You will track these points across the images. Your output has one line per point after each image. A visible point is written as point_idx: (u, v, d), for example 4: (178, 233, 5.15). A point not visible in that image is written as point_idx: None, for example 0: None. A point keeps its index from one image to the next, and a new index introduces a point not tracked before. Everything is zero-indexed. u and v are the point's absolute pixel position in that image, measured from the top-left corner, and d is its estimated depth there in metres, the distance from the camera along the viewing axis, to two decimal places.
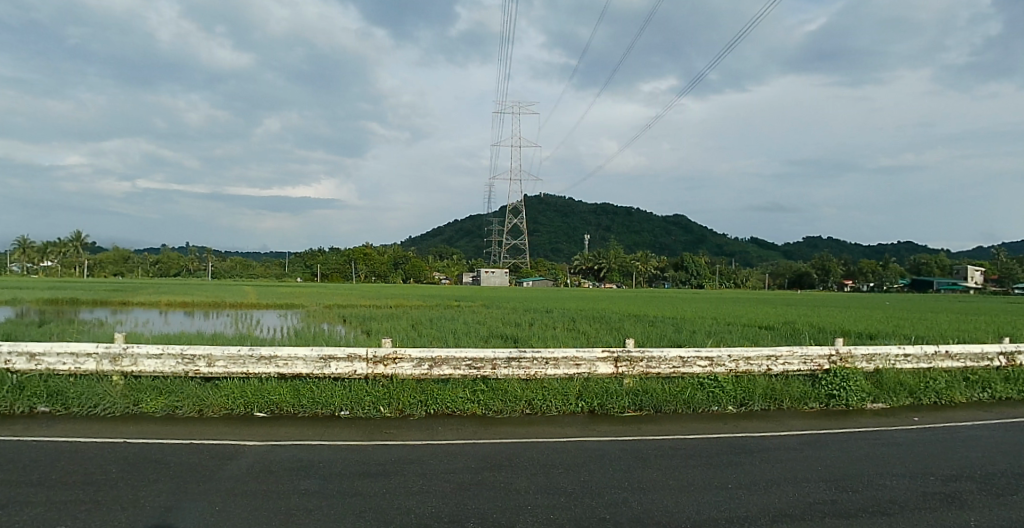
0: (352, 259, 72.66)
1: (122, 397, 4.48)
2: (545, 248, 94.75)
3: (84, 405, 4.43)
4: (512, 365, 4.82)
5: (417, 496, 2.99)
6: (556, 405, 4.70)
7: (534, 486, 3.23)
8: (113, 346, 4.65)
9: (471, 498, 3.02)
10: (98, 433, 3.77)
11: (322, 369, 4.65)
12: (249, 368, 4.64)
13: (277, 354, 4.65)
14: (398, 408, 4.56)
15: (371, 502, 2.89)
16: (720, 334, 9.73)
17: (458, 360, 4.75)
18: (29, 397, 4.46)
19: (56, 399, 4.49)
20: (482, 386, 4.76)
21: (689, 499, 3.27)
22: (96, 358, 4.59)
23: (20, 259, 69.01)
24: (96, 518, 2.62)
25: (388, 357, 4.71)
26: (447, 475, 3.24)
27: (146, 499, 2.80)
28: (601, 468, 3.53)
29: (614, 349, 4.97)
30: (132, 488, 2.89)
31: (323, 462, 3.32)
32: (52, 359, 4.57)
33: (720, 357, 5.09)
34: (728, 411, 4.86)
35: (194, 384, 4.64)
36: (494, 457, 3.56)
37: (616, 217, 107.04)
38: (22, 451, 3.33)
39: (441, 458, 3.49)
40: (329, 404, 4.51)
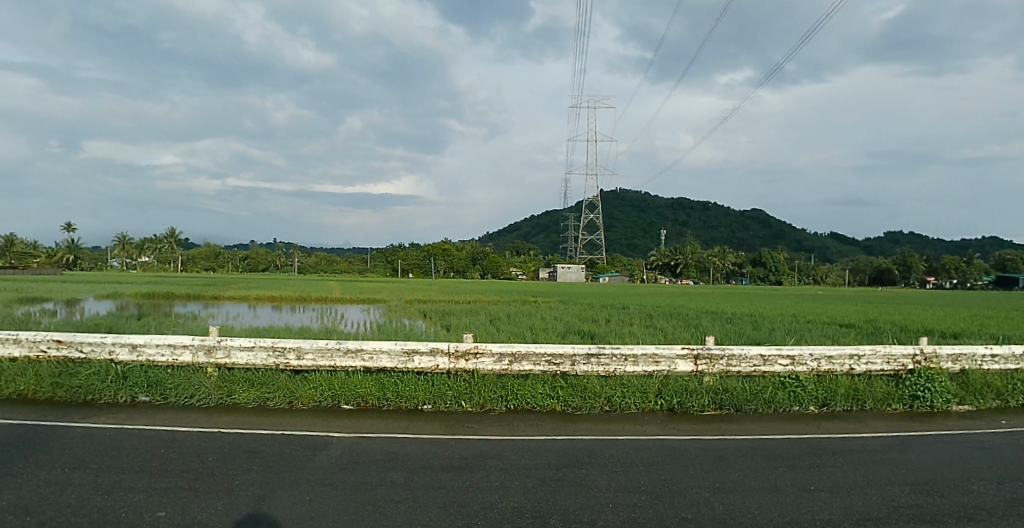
0: (431, 255, 74.47)
1: (216, 388, 4.65)
2: (620, 244, 95.26)
3: (181, 395, 4.62)
4: (591, 362, 4.80)
5: (499, 490, 3.00)
6: (635, 403, 4.65)
7: (614, 484, 3.20)
8: (208, 338, 4.85)
9: (553, 494, 3.02)
10: (194, 422, 3.94)
11: (406, 363, 4.73)
12: (337, 361, 4.74)
13: (363, 348, 4.75)
14: (479, 403, 4.61)
15: (456, 495, 2.93)
16: (804, 333, 9.28)
17: (538, 356, 4.76)
18: (131, 387, 4.69)
19: (155, 390, 4.69)
20: (561, 383, 4.75)
21: (782, 502, 3.20)
22: (192, 350, 4.78)
23: (120, 255, 74.44)
24: (207, 502, 2.76)
25: (469, 351, 4.75)
26: (528, 471, 3.25)
27: (254, 484, 2.92)
28: (682, 468, 3.47)
29: (694, 347, 4.89)
30: (227, 477, 2.99)
31: (409, 455, 3.37)
32: (152, 350, 4.79)
33: (801, 356, 4.95)
34: (810, 412, 4.73)
35: (283, 376, 4.78)
36: (575, 454, 3.55)
37: (693, 213, 104.34)
38: (124, 439, 3.50)
39: (522, 454, 3.49)
40: (412, 398, 4.59)
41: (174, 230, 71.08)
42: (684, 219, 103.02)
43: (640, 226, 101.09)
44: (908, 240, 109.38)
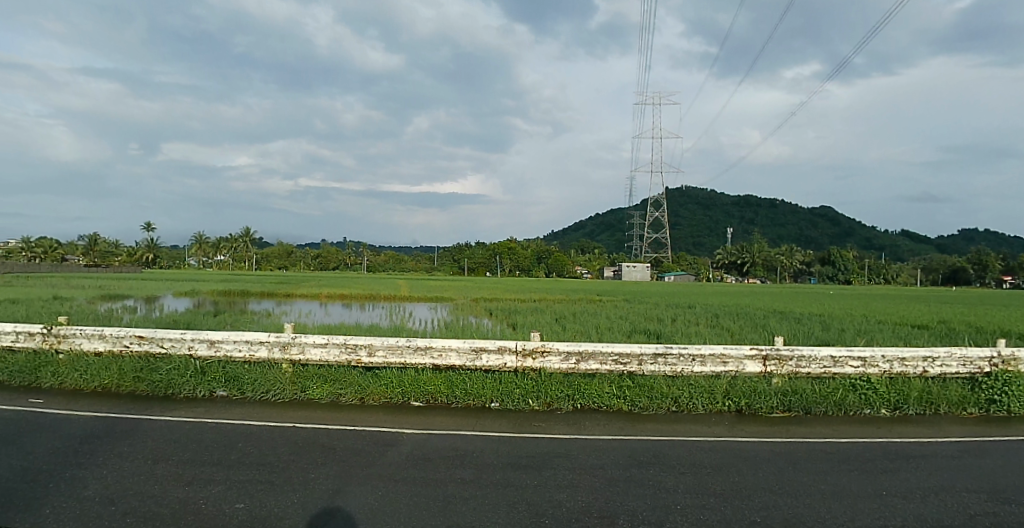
0: (496, 253, 76.96)
1: (291, 384, 4.87)
2: (687, 243, 96.27)
3: (257, 390, 4.87)
4: (659, 362, 4.77)
5: (566, 490, 3.00)
6: (703, 404, 4.66)
7: (682, 485, 3.17)
8: (283, 335, 5.01)
9: (621, 494, 3.00)
10: (268, 416, 4.08)
11: (474, 361, 4.81)
12: (407, 359, 4.84)
13: (432, 345, 4.83)
14: (546, 401, 4.68)
15: (524, 493, 2.94)
16: (876, 335, 9.07)
17: (605, 355, 4.75)
18: (209, 381, 4.96)
19: (232, 385, 4.95)
20: (626, 382, 4.76)
21: (861, 506, 3.12)
22: (268, 346, 4.97)
23: (196, 253, 78.12)
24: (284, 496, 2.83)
25: (537, 350, 4.79)
26: (596, 470, 3.24)
27: (332, 477, 3.01)
28: (750, 470, 3.42)
29: (761, 347, 4.81)
30: (300, 470, 3.08)
31: (476, 452, 3.40)
32: (229, 346, 5.02)
33: (873, 357, 4.80)
34: (881, 415, 4.65)
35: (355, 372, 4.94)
36: (641, 454, 3.52)
37: (760, 209, 102.46)
38: (205, 433, 3.66)
39: (589, 453, 3.49)
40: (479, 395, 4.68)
41: (250, 231, 74.01)
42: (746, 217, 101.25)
43: (704, 225, 100.44)
44: (985, 237, 105.36)
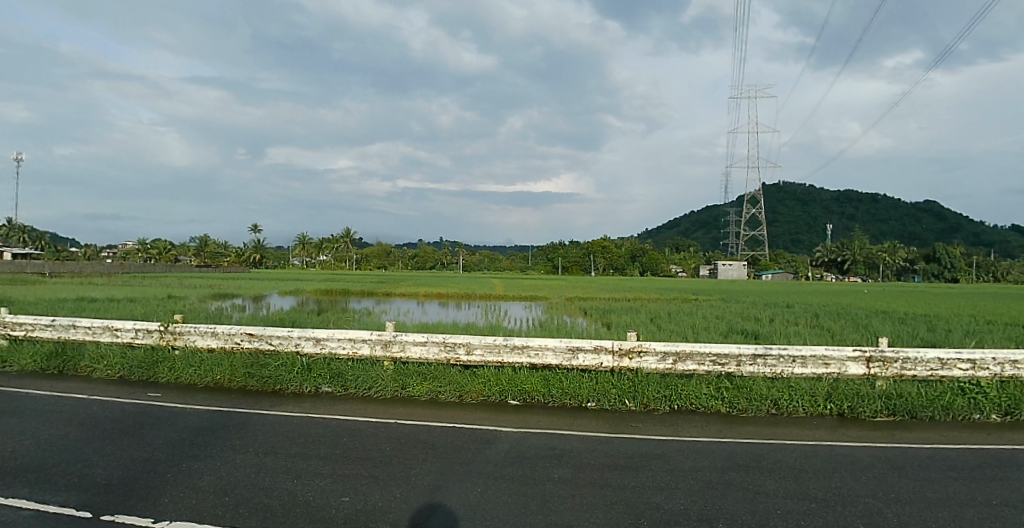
0: (588, 252, 104.11)
1: (390, 380, 7.65)
2: (783, 241, 112.34)
3: (356, 383, 7.72)
4: (756, 362, 7.08)
5: (664, 494, 3.70)
6: (811, 405, 6.88)
7: (785, 491, 3.71)
8: (383, 334, 7.84)
9: (719, 497, 3.68)
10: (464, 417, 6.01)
11: (569, 360, 7.30)
12: (502, 357, 7.48)
13: (527, 346, 7.38)
14: (643, 400, 7.08)
15: (622, 495, 3.71)
16: (985, 335, 10.30)
17: (700, 355, 7.12)
18: (315, 378, 7.91)
19: (335, 380, 7.85)
20: (728, 381, 7.10)
21: (934, 502, 3.49)
22: (369, 346, 7.84)
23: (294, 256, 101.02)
24: (388, 490, 3.89)
25: (631, 352, 7.21)
26: (696, 473, 4.07)
27: (429, 475, 4.13)
28: (851, 476, 3.90)
29: (867, 349, 6.96)
30: (400, 467, 4.24)
31: (573, 453, 4.48)
32: (332, 345, 7.99)
33: (979, 362, 6.84)
34: (987, 417, 6.65)
35: (454, 369, 7.70)
36: (743, 458, 4.33)
37: (858, 207, 114.90)
38: (353, 434, 5.18)
39: (691, 457, 4.39)
40: (579, 396, 7.15)
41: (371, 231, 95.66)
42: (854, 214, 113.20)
43: (802, 222, 115.13)
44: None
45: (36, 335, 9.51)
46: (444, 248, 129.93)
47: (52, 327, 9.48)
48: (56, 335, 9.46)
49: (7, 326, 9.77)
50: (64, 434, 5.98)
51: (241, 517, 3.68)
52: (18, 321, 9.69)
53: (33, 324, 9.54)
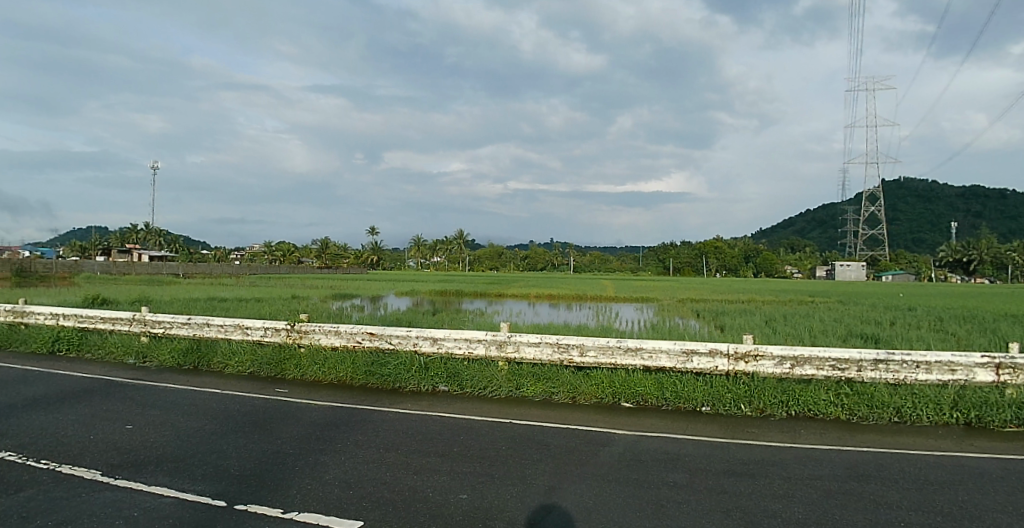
0: (703, 253, 111.83)
1: (506, 383, 9.01)
2: (905, 240, 106.52)
3: (471, 386, 9.15)
4: (878, 368, 7.58)
5: (782, 503, 4.59)
6: (935, 416, 7.34)
7: (908, 503, 4.36)
8: (500, 334, 9.25)
9: (837, 504, 4.48)
10: (609, 423, 7.68)
11: (681, 362, 8.38)
12: (616, 358, 8.70)
13: (642, 348, 8.59)
14: (759, 408, 7.80)
15: (739, 504, 4.66)
16: None
17: (818, 361, 7.75)
18: (430, 380, 9.36)
19: (449, 382, 9.30)
20: (847, 387, 7.69)
21: (1011, 488, 4.57)
22: (485, 344, 9.27)
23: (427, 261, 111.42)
24: (502, 489, 5.11)
25: (749, 354, 8.02)
26: (816, 482, 4.95)
27: (553, 474, 5.59)
28: (979, 492, 4.50)
29: (995, 356, 7.33)
30: (518, 475, 5.49)
31: (680, 471, 5.79)
32: (448, 343, 9.46)
33: None
34: None
35: (565, 369, 9.01)
36: (860, 468, 5.13)
37: (989, 201, 105.53)
38: (493, 441, 6.61)
39: (809, 466, 5.38)
40: (693, 400, 8.11)
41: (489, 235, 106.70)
42: (980, 210, 104.72)
43: (927, 220, 108.52)
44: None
45: (174, 332, 11.20)
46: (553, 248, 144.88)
47: (189, 326, 11.11)
48: (192, 333, 11.05)
49: (149, 324, 11.50)
50: (194, 426, 6.98)
51: (364, 510, 4.64)
52: (158, 321, 11.39)
53: (172, 323, 11.24)
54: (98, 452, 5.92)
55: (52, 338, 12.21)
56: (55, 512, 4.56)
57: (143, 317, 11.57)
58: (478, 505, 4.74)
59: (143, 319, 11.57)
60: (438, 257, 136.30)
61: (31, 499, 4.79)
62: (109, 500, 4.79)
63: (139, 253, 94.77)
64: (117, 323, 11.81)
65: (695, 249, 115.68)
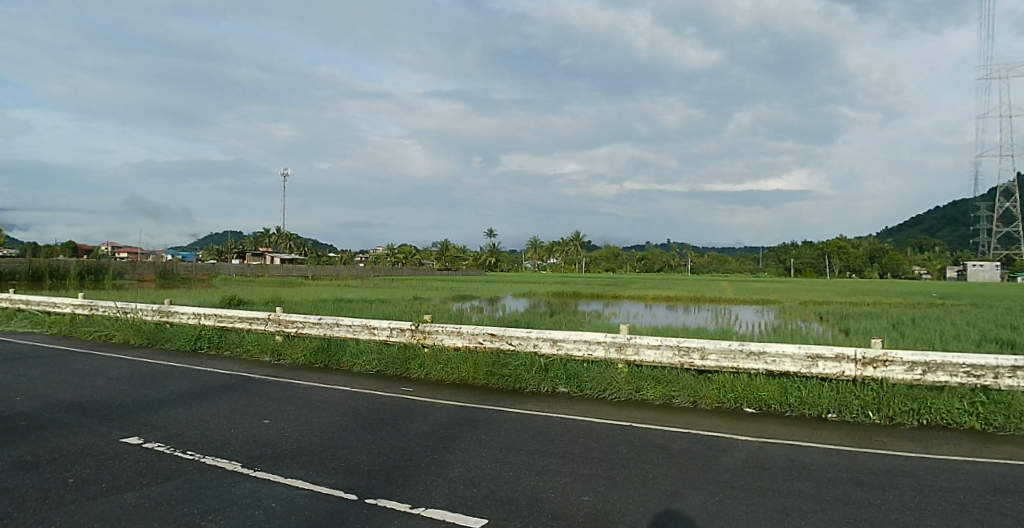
0: (826, 253, 104.16)
1: (625, 387, 9.26)
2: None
3: (592, 389, 9.47)
4: (1014, 375, 7.28)
5: (907, 515, 4.52)
6: None
7: None
8: (619, 337, 9.50)
9: (968, 516, 4.37)
10: (730, 428, 7.78)
11: (806, 366, 8.18)
12: (738, 362, 8.65)
13: (765, 353, 8.47)
14: (887, 416, 7.60)
15: (863, 516, 4.60)
16: None
17: (949, 368, 7.49)
18: (550, 381, 9.77)
19: (567, 384, 9.68)
20: (983, 395, 7.40)
21: None
22: (606, 345, 9.55)
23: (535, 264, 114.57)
24: (623, 493, 5.45)
25: (876, 360, 7.81)
26: (945, 493, 4.81)
27: (675, 479, 5.91)
28: None
29: None
30: (635, 483, 5.72)
31: (797, 483, 5.73)
32: (569, 345, 9.83)
33: None
34: None
35: (686, 373, 9.10)
36: (998, 482, 4.89)
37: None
38: (611, 447, 6.98)
39: (939, 476, 5.19)
40: (818, 406, 7.93)
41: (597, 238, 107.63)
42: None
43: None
44: None
45: (307, 332, 12.52)
46: (668, 250, 142.23)
47: (320, 326, 12.37)
48: (323, 333, 12.30)
49: (282, 323, 12.95)
50: (326, 423, 7.83)
51: (487, 508, 5.07)
52: (291, 321, 12.80)
53: (304, 323, 12.57)
54: (237, 445, 6.80)
55: (195, 336, 14.03)
56: (199, 502, 5.12)
57: (277, 317, 13.06)
58: (597, 507, 5.07)
59: (277, 319, 13.05)
60: (554, 259, 138.05)
61: (176, 488, 5.44)
62: (247, 491, 5.41)
63: (274, 259, 105.87)
64: (254, 322, 13.39)
65: (821, 248, 107.24)
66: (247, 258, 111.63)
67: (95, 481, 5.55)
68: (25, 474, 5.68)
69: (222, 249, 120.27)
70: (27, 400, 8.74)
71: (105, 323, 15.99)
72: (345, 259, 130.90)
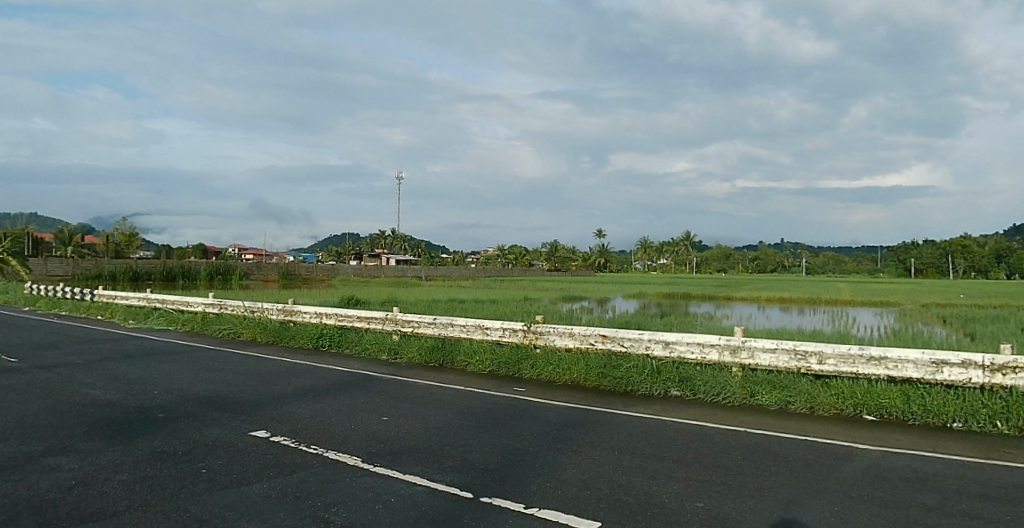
0: (949, 253, 93.54)
1: (740, 391, 9.26)
2: None
3: (706, 393, 9.49)
4: None
5: None
6: None
7: None
8: (733, 340, 9.65)
9: None
10: (848, 436, 7.60)
11: (930, 372, 7.96)
12: (858, 368, 8.52)
13: (886, 358, 8.27)
14: (1016, 424, 7.29)
15: None
16: None
17: None
18: (662, 384, 9.94)
19: (679, 387, 9.81)
20: None
21: None
22: (720, 348, 9.74)
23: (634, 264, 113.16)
24: (738, 501, 5.59)
25: (1004, 366, 7.51)
26: None
27: (792, 487, 5.96)
28: None
29: None
30: (747, 493, 5.80)
31: (917, 494, 5.59)
32: (680, 347, 10.10)
33: None
34: None
35: (803, 377, 9.09)
36: None
37: None
38: (726, 452, 7.13)
39: None
40: (942, 415, 7.70)
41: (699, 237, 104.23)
42: None
43: None
44: None
45: (423, 331, 13.53)
46: (783, 249, 134.36)
47: (436, 325, 13.36)
48: (438, 333, 13.26)
49: (398, 323, 14.10)
50: (442, 421, 8.57)
51: (600, 512, 5.38)
52: (408, 320, 13.88)
53: (420, 323, 13.62)
54: (357, 441, 7.64)
55: (317, 335, 15.56)
56: (323, 495, 5.72)
57: (394, 316, 14.21)
58: (709, 514, 5.25)
59: (394, 318, 14.21)
60: (664, 259, 134.22)
61: (302, 481, 6.12)
62: (368, 486, 6.02)
63: (387, 260, 112.87)
64: (373, 321, 14.66)
65: (944, 246, 96.54)
66: (365, 260, 119.42)
67: (225, 472, 6.29)
68: (165, 463, 6.52)
69: (341, 251, 129.56)
70: (166, 393, 10.15)
71: (234, 321, 18.07)
72: (454, 260, 135.96)
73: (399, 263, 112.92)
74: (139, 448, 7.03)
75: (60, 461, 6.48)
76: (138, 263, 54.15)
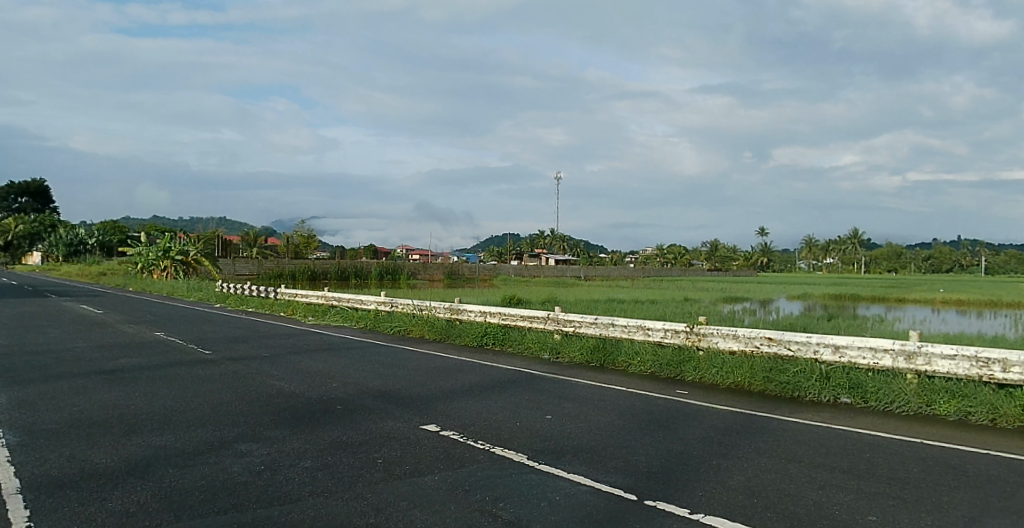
0: None
1: (916, 400, 8.97)
2: None
3: (882, 401, 9.26)
4: None
5: None
6: None
7: None
8: (908, 345, 9.36)
9: None
10: None
11: None
12: None
13: None
14: None
15: None
16: None
17: None
18: (832, 390, 9.81)
19: (851, 394, 9.65)
20: None
21: None
22: (894, 354, 9.45)
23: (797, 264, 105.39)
24: (915, 517, 5.72)
25: None
26: None
27: (973, 505, 5.92)
28: None
29: None
30: (915, 509, 5.88)
31: None
32: (850, 353, 9.96)
33: None
34: None
35: (985, 386, 8.63)
36: None
37: None
38: (899, 464, 7.11)
39: None
40: None
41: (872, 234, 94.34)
42: None
43: None
44: None
45: (585, 331, 14.54)
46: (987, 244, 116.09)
47: (597, 326, 14.32)
48: (599, 332, 14.21)
49: (560, 322, 15.25)
50: (603, 422, 9.42)
51: (765, 520, 5.82)
52: (568, 320, 15.00)
53: (582, 323, 14.66)
54: (522, 438, 8.81)
55: (482, 333, 17.26)
56: (491, 490, 6.88)
57: (556, 317, 15.37)
58: None
59: (556, 318, 15.38)
60: (834, 258, 122.48)
61: (472, 476, 7.37)
62: (534, 483, 7.09)
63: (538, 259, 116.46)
64: (535, 321, 16.00)
65: None
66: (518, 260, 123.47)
67: (399, 464, 7.76)
68: (343, 453, 8.18)
69: (493, 254, 135.74)
70: (344, 386, 12.31)
71: (404, 319, 20.60)
72: (605, 261, 135.34)
73: (555, 263, 115.74)
74: (321, 438, 8.84)
75: (248, 446, 8.38)
76: (314, 263, 62.13)
